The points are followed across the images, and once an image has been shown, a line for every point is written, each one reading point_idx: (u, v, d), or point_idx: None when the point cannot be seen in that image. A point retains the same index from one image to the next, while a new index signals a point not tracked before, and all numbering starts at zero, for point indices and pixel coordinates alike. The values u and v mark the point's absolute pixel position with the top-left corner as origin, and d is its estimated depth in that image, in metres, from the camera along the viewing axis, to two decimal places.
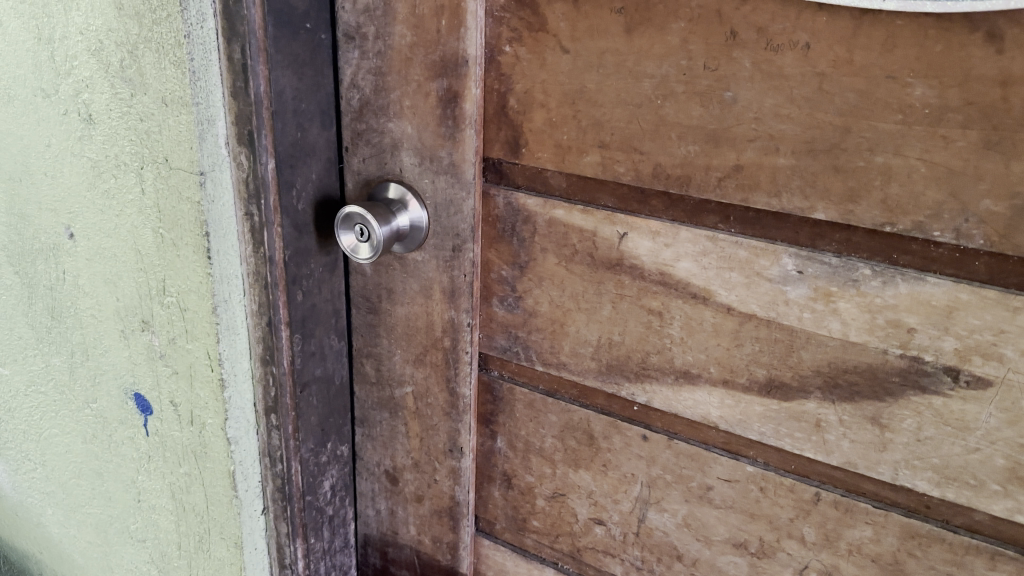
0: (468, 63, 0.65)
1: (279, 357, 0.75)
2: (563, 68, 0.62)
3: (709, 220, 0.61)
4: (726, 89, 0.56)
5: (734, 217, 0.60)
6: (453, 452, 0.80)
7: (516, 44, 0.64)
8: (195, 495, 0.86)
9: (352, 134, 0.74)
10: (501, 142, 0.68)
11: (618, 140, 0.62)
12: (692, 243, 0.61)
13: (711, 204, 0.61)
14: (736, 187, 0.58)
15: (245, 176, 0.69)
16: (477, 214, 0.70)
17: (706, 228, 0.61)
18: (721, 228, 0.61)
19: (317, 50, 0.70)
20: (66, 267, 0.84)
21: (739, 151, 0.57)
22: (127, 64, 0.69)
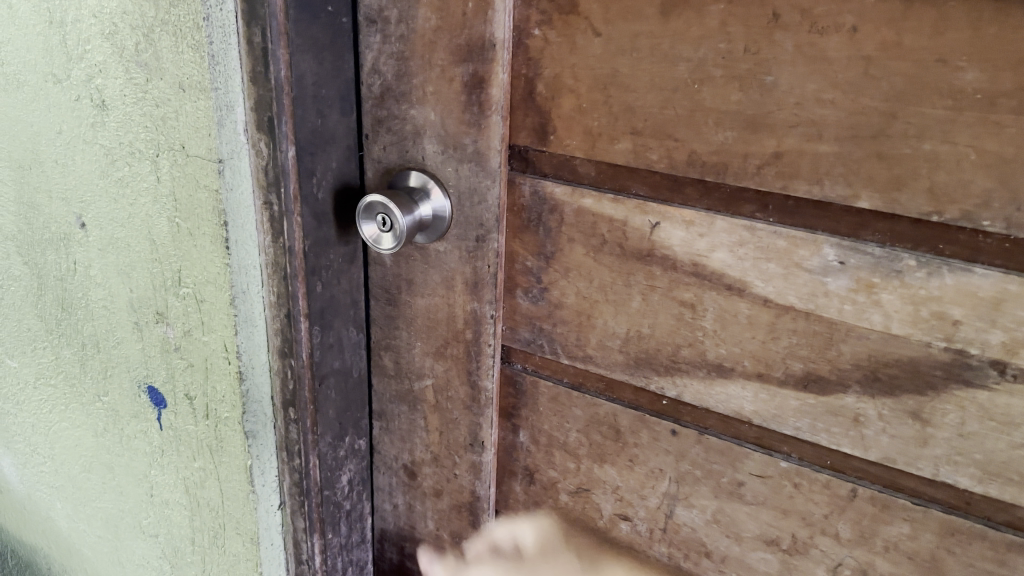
0: (495, 47, 0.63)
1: (298, 349, 0.73)
2: (594, 51, 0.60)
3: (746, 209, 0.59)
4: (766, 73, 0.55)
5: (773, 206, 0.58)
6: (474, 446, 0.78)
7: (546, 27, 0.62)
8: (210, 491, 0.84)
9: (373, 122, 0.72)
10: (528, 129, 0.66)
11: (652, 127, 0.60)
12: (728, 233, 0.60)
13: (749, 193, 0.59)
14: (775, 175, 0.57)
15: (265, 163, 0.67)
16: (502, 203, 0.68)
17: (744, 217, 0.59)
18: (759, 217, 0.59)
19: (338, 34, 0.67)
20: (77, 257, 0.82)
21: (779, 137, 0.55)
22: (143, 48, 0.67)
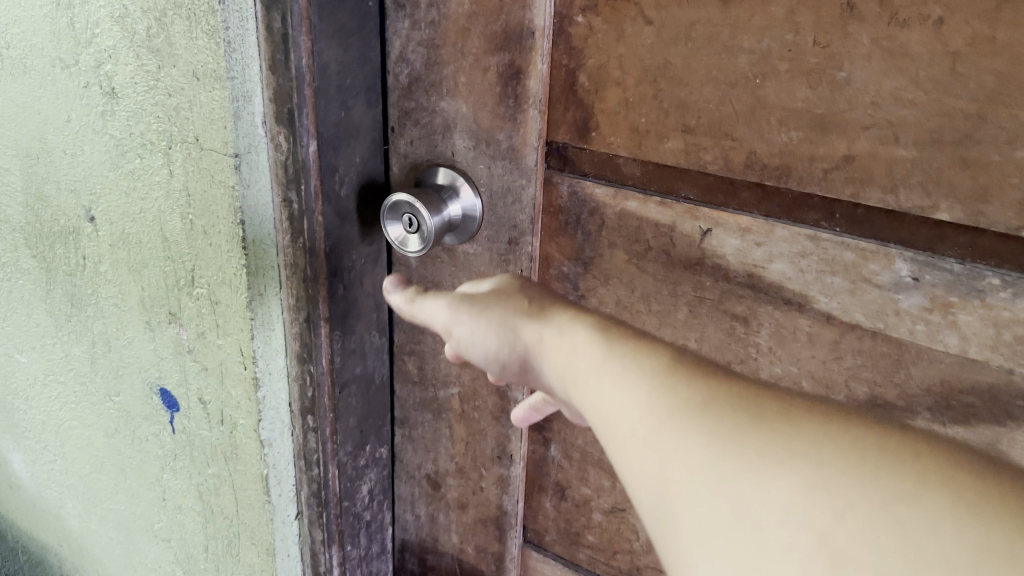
0: (535, 35, 0.58)
1: (317, 356, 0.69)
2: (645, 40, 0.55)
3: (810, 216, 0.54)
4: (838, 69, 0.49)
5: (840, 214, 0.53)
6: (502, 459, 0.74)
7: (591, 14, 0.57)
8: (224, 498, 0.80)
9: (399, 113, 0.67)
10: (568, 125, 0.61)
11: (706, 124, 0.55)
12: (788, 243, 0.55)
13: (814, 200, 0.53)
14: (845, 181, 0.51)
15: (283, 159, 0.63)
16: (538, 203, 0.64)
17: (807, 226, 0.54)
18: (824, 226, 0.53)
19: (365, 19, 0.63)
20: (87, 252, 0.78)
21: (851, 139, 0.50)
22: (155, 33, 0.62)
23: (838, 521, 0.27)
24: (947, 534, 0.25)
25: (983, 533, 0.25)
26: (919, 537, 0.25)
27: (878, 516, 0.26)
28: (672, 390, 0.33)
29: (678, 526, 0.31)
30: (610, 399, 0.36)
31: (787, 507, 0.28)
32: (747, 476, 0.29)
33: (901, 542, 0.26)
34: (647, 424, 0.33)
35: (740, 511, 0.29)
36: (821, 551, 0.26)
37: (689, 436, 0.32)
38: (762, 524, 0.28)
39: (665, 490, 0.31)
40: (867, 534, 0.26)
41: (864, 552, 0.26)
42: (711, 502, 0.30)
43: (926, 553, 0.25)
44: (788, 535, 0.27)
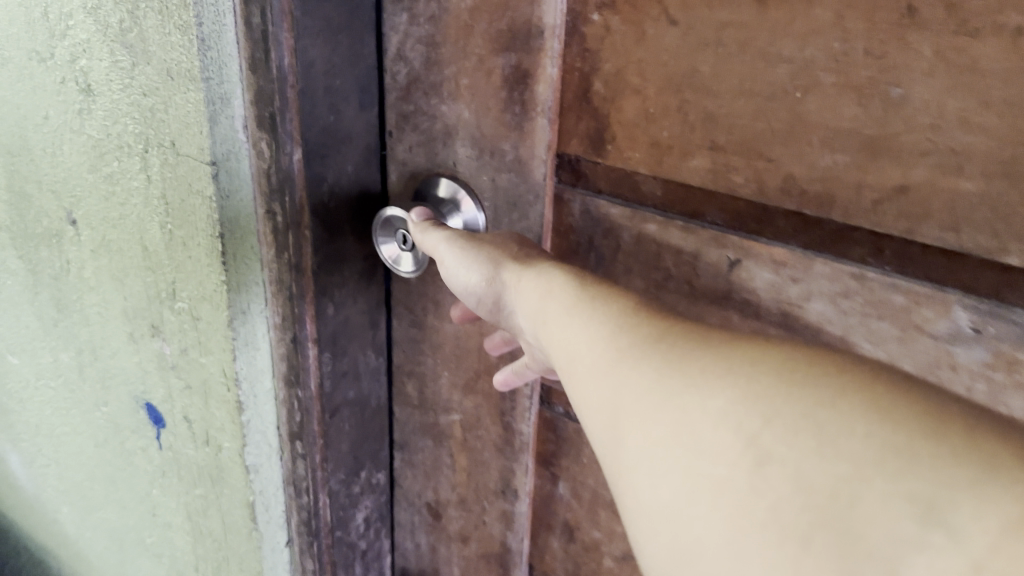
0: (543, 35, 0.52)
1: (305, 379, 0.64)
2: (668, 44, 0.48)
3: (854, 251, 0.47)
4: (893, 84, 0.42)
5: (891, 251, 0.45)
6: (507, 493, 0.68)
7: (608, 12, 0.50)
8: (212, 519, 0.75)
9: (398, 117, 0.61)
10: (581, 136, 0.54)
11: (737, 142, 0.48)
12: (829, 280, 0.47)
13: (860, 233, 0.46)
14: (896, 214, 0.44)
15: (266, 167, 0.57)
16: (547, 221, 0.58)
17: (851, 263, 0.47)
18: (871, 263, 0.46)
19: (357, 13, 0.56)
20: (70, 256, 0.73)
21: (906, 166, 0.43)
22: (127, 27, 0.57)
23: (765, 426, 0.28)
24: (858, 431, 0.26)
25: (890, 430, 0.26)
26: (834, 437, 0.27)
27: (803, 421, 0.28)
28: (633, 334, 0.36)
29: (629, 449, 0.32)
30: (578, 340, 0.39)
31: (724, 419, 0.29)
32: (690, 393, 0.31)
33: (818, 440, 0.27)
34: (611, 365, 0.36)
35: (681, 426, 0.30)
36: (748, 454, 0.28)
37: (645, 370, 0.34)
38: (700, 435, 0.30)
39: (623, 417, 0.33)
40: (788, 438, 0.27)
41: (786, 450, 0.27)
42: (659, 421, 0.31)
43: (840, 448, 0.26)
44: (721, 443, 0.29)
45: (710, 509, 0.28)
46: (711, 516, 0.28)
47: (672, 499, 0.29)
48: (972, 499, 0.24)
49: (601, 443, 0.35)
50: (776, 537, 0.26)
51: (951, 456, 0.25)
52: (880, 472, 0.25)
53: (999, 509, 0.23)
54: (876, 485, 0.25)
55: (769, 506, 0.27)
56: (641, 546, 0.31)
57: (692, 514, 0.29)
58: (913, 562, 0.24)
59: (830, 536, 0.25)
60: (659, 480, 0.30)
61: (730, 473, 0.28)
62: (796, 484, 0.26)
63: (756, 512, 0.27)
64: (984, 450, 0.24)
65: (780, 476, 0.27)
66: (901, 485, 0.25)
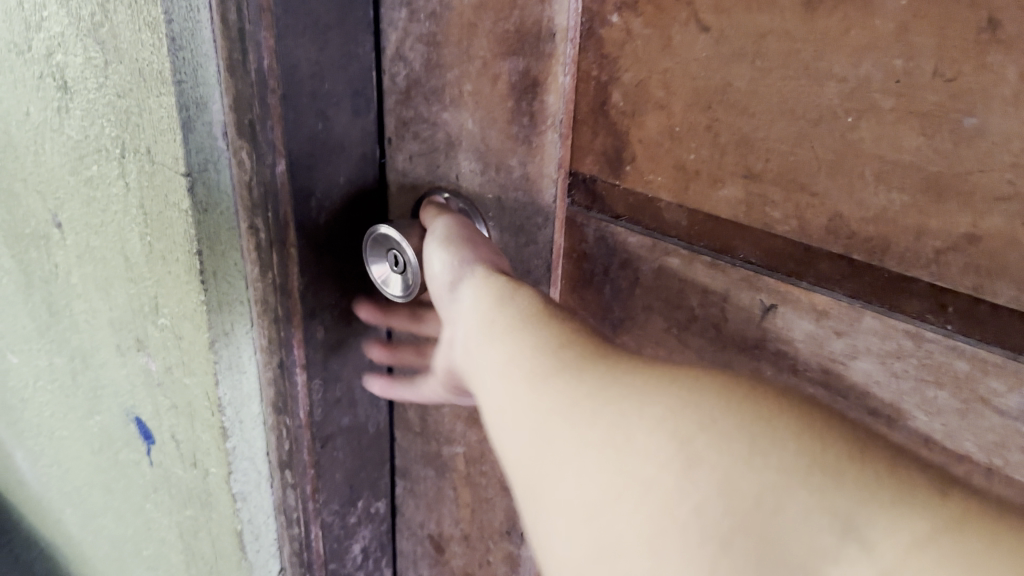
0: (555, 39, 0.46)
1: (293, 407, 0.58)
2: (698, 54, 0.41)
3: (909, 305, 0.39)
4: (966, 112, 0.34)
5: (954, 308, 0.38)
6: (512, 535, 0.62)
7: (630, 14, 0.43)
8: (202, 542, 0.71)
9: (397, 122, 0.55)
10: (596, 153, 0.48)
11: (775, 171, 0.41)
12: (879, 337, 0.40)
13: (919, 285, 0.39)
14: (963, 267, 0.37)
15: (248, 178, 0.51)
16: (557, 246, 0.52)
17: (906, 318, 0.39)
18: (930, 319, 0.39)
19: (350, 7, 0.50)
20: (58, 260, 0.69)
21: (978, 212, 0.35)
22: (99, 21, 0.51)
23: (701, 432, 0.26)
24: (788, 447, 0.25)
25: (822, 449, 0.24)
26: (766, 449, 0.25)
27: (737, 431, 0.26)
28: (569, 345, 0.34)
29: (550, 446, 0.30)
30: (510, 341, 0.36)
31: (657, 424, 0.27)
32: (625, 400, 0.29)
33: (748, 449, 0.25)
34: (538, 374, 0.33)
35: (611, 428, 0.28)
36: (680, 457, 0.26)
37: (578, 379, 0.31)
38: (631, 437, 0.28)
39: (543, 419, 0.31)
40: (722, 445, 0.26)
41: (718, 455, 0.25)
42: (586, 424, 0.29)
43: (771, 460, 0.25)
44: (651, 446, 0.27)
45: (632, 508, 0.26)
46: (633, 515, 0.26)
47: (591, 498, 0.27)
48: (886, 518, 0.22)
49: (512, 446, 0.32)
50: (700, 540, 0.24)
51: (874, 479, 0.23)
52: (806, 486, 0.24)
53: (913, 525, 0.22)
54: (802, 497, 0.24)
55: (694, 506, 0.25)
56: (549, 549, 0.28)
57: (611, 515, 0.26)
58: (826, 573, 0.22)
59: (751, 541, 0.24)
60: (579, 478, 0.28)
61: (656, 474, 0.26)
62: (723, 489, 0.25)
63: (679, 515, 0.25)
64: (905, 479, 0.23)
65: (709, 480, 0.25)
66: (826, 500, 0.23)
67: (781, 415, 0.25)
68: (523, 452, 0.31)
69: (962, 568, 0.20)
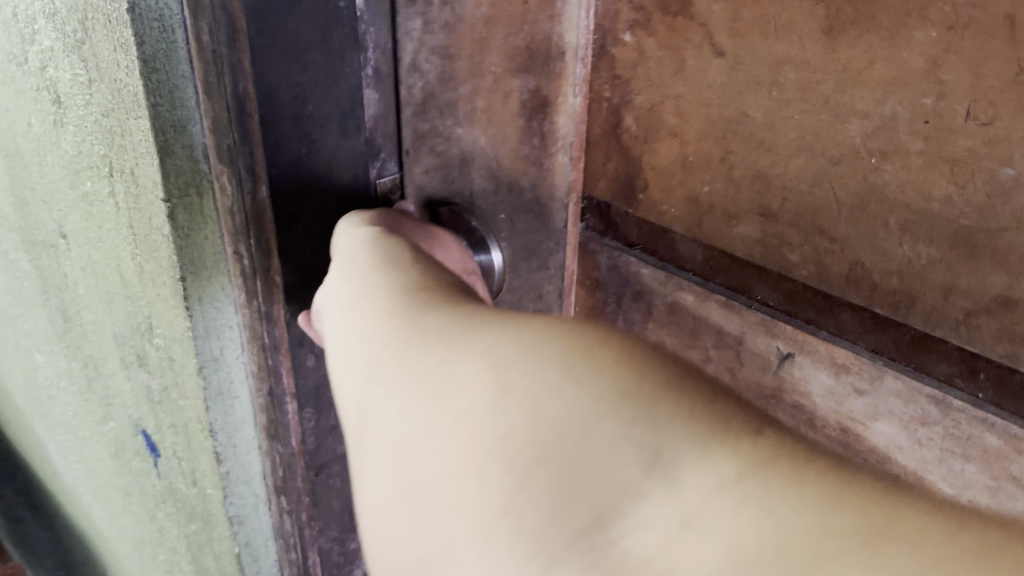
0: (566, 57, 0.52)
1: (286, 434, 0.56)
2: (713, 79, 0.43)
3: (930, 365, 0.40)
4: (1003, 161, 0.34)
5: (971, 373, 0.39)
6: None
7: (642, 31, 0.44)
8: (208, 557, 0.70)
9: (411, 136, 0.49)
10: (607, 177, 0.54)
11: None
12: (901, 401, 0.41)
13: (931, 347, 0.40)
14: (996, 333, 0.37)
15: (230, 204, 0.49)
16: (568, 272, 0.59)
17: (917, 376, 0.41)
18: (957, 383, 0.39)
19: (333, 25, 0.43)
20: (66, 270, 0.68)
21: (1013, 273, 0.35)
22: (81, 39, 0.49)
23: (517, 360, 0.26)
24: (597, 375, 0.24)
25: (631, 379, 0.24)
26: (576, 376, 0.24)
27: (554, 357, 0.25)
28: (429, 296, 0.34)
29: (392, 384, 0.30)
30: (380, 288, 0.36)
31: (479, 357, 0.27)
32: (460, 337, 0.29)
33: (559, 375, 0.24)
34: (393, 321, 0.33)
35: (442, 366, 0.28)
36: (496, 386, 0.26)
37: (422, 330, 0.31)
38: (453, 372, 0.27)
39: (389, 361, 0.31)
40: (532, 374, 0.25)
41: (531, 382, 0.25)
42: (422, 363, 0.29)
43: (581, 386, 0.24)
44: (471, 378, 0.27)
45: (448, 441, 0.26)
46: (450, 448, 0.26)
47: (415, 438, 0.27)
48: (694, 452, 0.21)
49: (360, 390, 0.32)
50: (504, 472, 0.24)
51: (684, 414, 0.22)
52: (613, 415, 0.23)
53: (722, 468, 0.21)
54: (604, 430, 0.23)
55: (502, 436, 0.24)
56: (377, 490, 0.29)
57: (431, 451, 0.26)
58: (626, 511, 0.22)
59: (554, 472, 0.23)
60: (407, 415, 0.28)
61: (473, 406, 0.26)
62: (531, 419, 0.24)
63: (488, 446, 0.25)
64: (721, 416, 0.22)
65: (520, 410, 0.25)
66: (632, 431, 0.22)
67: (597, 348, 0.25)
68: (365, 399, 0.31)
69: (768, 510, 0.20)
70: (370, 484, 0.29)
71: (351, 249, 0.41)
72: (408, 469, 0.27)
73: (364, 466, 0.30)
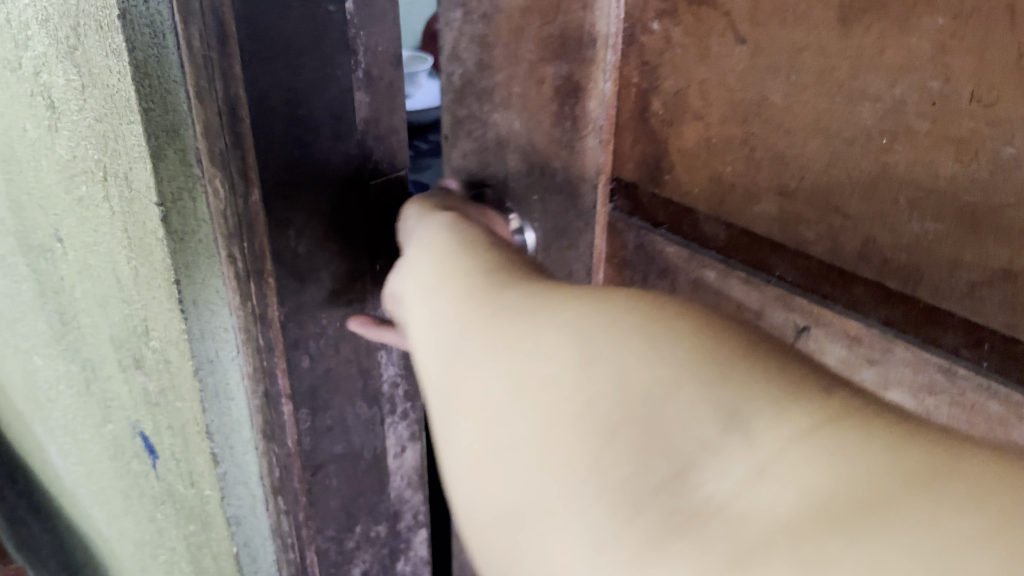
0: (596, 44, 0.43)
1: (281, 436, 0.54)
2: (737, 66, 0.36)
3: (945, 338, 0.33)
4: (1004, 140, 0.29)
5: (991, 345, 0.32)
6: None
7: (668, 22, 0.39)
8: (207, 559, 0.69)
9: (450, 120, 0.51)
10: (636, 162, 0.44)
11: (811, 192, 0.36)
12: (911, 370, 0.35)
13: (954, 318, 0.33)
14: (999, 305, 0.31)
15: (223, 208, 0.47)
16: (597, 251, 0.48)
17: (940, 352, 0.33)
18: (965, 355, 0.33)
19: (325, 31, 0.44)
20: (62, 272, 0.67)
21: (1016, 248, 0.29)
22: (74, 45, 0.48)
23: (602, 329, 0.25)
24: (681, 343, 0.24)
25: (717, 348, 0.23)
26: (661, 344, 0.24)
27: (638, 327, 0.25)
28: (505, 269, 0.33)
29: (466, 353, 0.30)
30: (449, 260, 0.36)
31: (560, 326, 0.27)
32: (539, 307, 0.29)
33: (643, 343, 0.24)
34: (466, 291, 0.33)
35: (519, 333, 0.28)
36: (577, 354, 0.25)
37: (496, 300, 0.31)
38: (534, 339, 0.27)
39: (463, 330, 0.31)
40: (615, 342, 0.25)
41: (613, 350, 0.25)
42: (498, 331, 0.29)
43: (664, 354, 0.24)
44: (551, 347, 0.26)
45: (528, 407, 0.26)
46: (529, 412, 0.26)
47: (492, 403, 0.27)
48: (772, 413, 0.21)
49: (433, 361, 0.32)
50: (587, 433, 0.24)
51: (770, 381, 0.22)
52: (695, 378, 0.23)
53: (797, 423, 0.20)
54: (686, 392, 0.22)
55: (584, 401, 0.24)
56: (455, 457, 0.28)
57: (509, 415, 0.26)
58: (703, 467, 0.21)
59: (634, 432, 0.23)
60: (484, 381, 0.28)
61: (553, 372, 0.26)
62: (613, 385, 0.24)
63: (570, 410, 0.24)
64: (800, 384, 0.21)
65: (602, 375, 0.24)
66: (714, 392, 0.22)
67: (681, 318, 0.24)
68: (439, 368, 0.31)
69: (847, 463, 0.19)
70: (445, 450, 0.29)
71: (414, 233, 0.41)
72: (484, 433, 0.27)
73: (439, 433, 0.30)
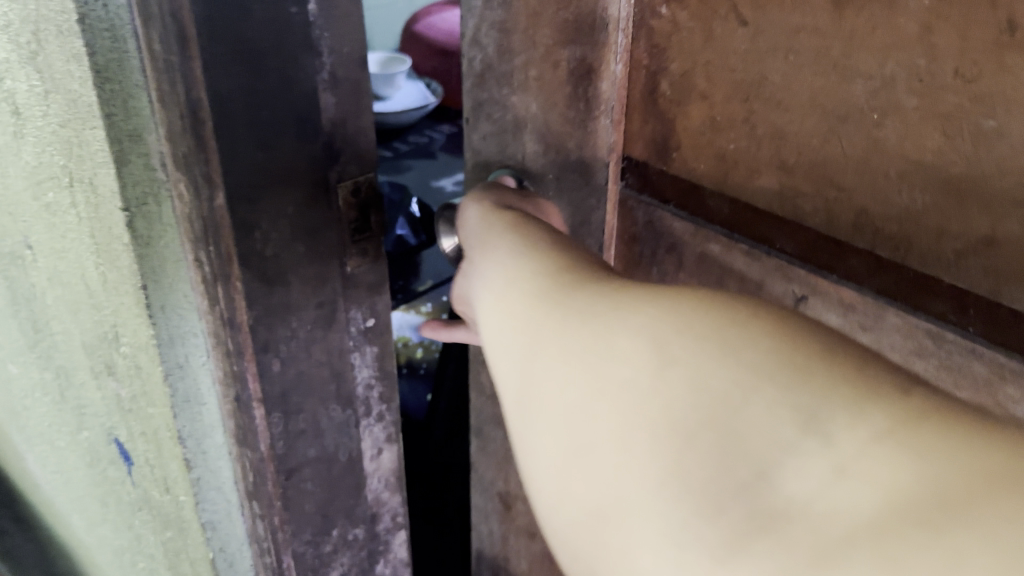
0: (607, 28, 0.44)
1: (255, 440, 0.54)
2: (737, 47, 0.38)
3: (932, 305, 0.34)
4: (985, 114, 0.30)
5: (974, 310, 0.33)
6: None
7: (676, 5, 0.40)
8: (185, 564, 0.69)
9: (472, 104, 0.53)
10: (645, 140, 0.45)
11: (808, 165, 0.37)
12: (901, 336, 0.35)
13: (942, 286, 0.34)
14: (983, 272, 0.32)
15: (189, 211, 0.48)
16: (610, 228, 0.49)
17: (926, 318, 0.34)
18: (950, 321, 0.34)
19: (286, 32, 0.43)
20: (33, 280, 0.67)
21: (996, 216, 0.31)
22: (35, 49, 0.48)
23: (676, 333, 0.26)
24: (756, 345, 0.24)
25: (792, 350, 0.23)
26: (736, 348, 0.24)
27: (711, 330, 0.25)
28: (565, 262, 0.33)
29: (535, 356, 0.30)
30: (505, 257, 0.36)
31: (631, 329, 0.27)
32: (605, 309, 0.29)
33: (719, 347, 0.24)
34: (527, 290, 0.33)
35: (588, 335, 0.28)
36: (653, 358, 0.26)
37: (559, 297, 0.31)
38: (607, 340, 0.27)
39: (529, 330, 0.31)
40: (688, 345, 0.25)
41: (689, 353, 0.25)
42: (566, 331, 0.29)
43: (739, 357, 0.24)
44: (625, 351, 0.27)
45: (604, 411, 0.26)
46: (606, 416, 0.26)
47: (567, 406, 0.28)
48: (848, 413, 0.21)
49: (501, 360, 0.32)
50: (664, 433, 0.24)
51: (847, 378, 0.22)
52: (773, 381, 0.23)
53: (875, 423, 0.21)
54: (765, 395, 0.23)
55: (662, 403, 0.25)
56: (531, 456, 0.29)
57: (585, 417, 0.27)
58: (783, 467, 0.22)
59: (713, 436, 0.23)
60: (559, 385, 0.28)
61: (630, 375, 0.26)
62: (691, 389, 0.24)
63: (647, 414, 0.25)
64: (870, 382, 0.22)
65: (680, 378, 0.25)
66: (793, 396, 0.22)
67: (754, 319, 0.25)
68: (508, 367, 0.32)
69: (921, 463, 0.20)
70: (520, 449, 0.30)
71: (470, 228, 0.42)
72: (560, 435, 0.27)
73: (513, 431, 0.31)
